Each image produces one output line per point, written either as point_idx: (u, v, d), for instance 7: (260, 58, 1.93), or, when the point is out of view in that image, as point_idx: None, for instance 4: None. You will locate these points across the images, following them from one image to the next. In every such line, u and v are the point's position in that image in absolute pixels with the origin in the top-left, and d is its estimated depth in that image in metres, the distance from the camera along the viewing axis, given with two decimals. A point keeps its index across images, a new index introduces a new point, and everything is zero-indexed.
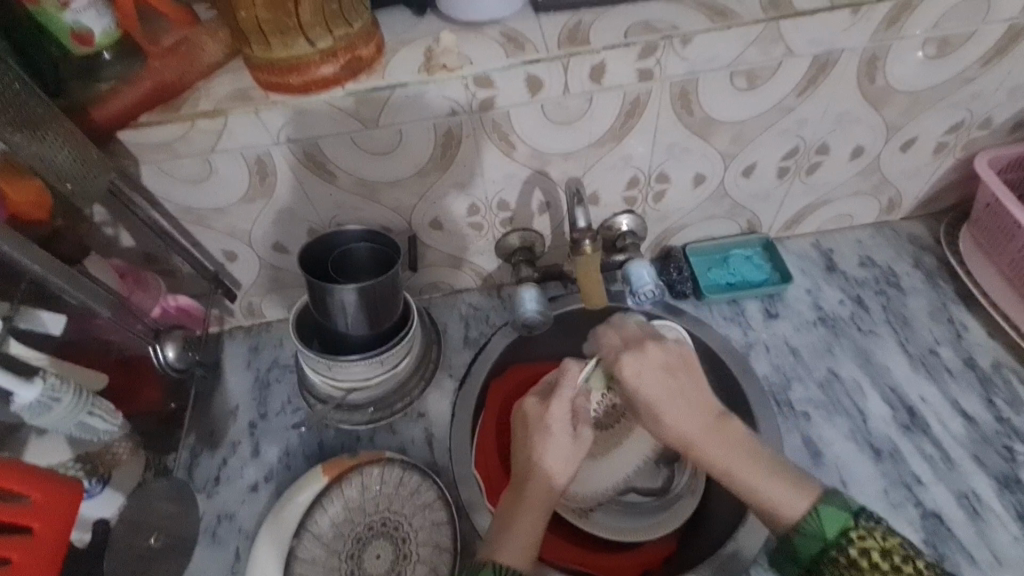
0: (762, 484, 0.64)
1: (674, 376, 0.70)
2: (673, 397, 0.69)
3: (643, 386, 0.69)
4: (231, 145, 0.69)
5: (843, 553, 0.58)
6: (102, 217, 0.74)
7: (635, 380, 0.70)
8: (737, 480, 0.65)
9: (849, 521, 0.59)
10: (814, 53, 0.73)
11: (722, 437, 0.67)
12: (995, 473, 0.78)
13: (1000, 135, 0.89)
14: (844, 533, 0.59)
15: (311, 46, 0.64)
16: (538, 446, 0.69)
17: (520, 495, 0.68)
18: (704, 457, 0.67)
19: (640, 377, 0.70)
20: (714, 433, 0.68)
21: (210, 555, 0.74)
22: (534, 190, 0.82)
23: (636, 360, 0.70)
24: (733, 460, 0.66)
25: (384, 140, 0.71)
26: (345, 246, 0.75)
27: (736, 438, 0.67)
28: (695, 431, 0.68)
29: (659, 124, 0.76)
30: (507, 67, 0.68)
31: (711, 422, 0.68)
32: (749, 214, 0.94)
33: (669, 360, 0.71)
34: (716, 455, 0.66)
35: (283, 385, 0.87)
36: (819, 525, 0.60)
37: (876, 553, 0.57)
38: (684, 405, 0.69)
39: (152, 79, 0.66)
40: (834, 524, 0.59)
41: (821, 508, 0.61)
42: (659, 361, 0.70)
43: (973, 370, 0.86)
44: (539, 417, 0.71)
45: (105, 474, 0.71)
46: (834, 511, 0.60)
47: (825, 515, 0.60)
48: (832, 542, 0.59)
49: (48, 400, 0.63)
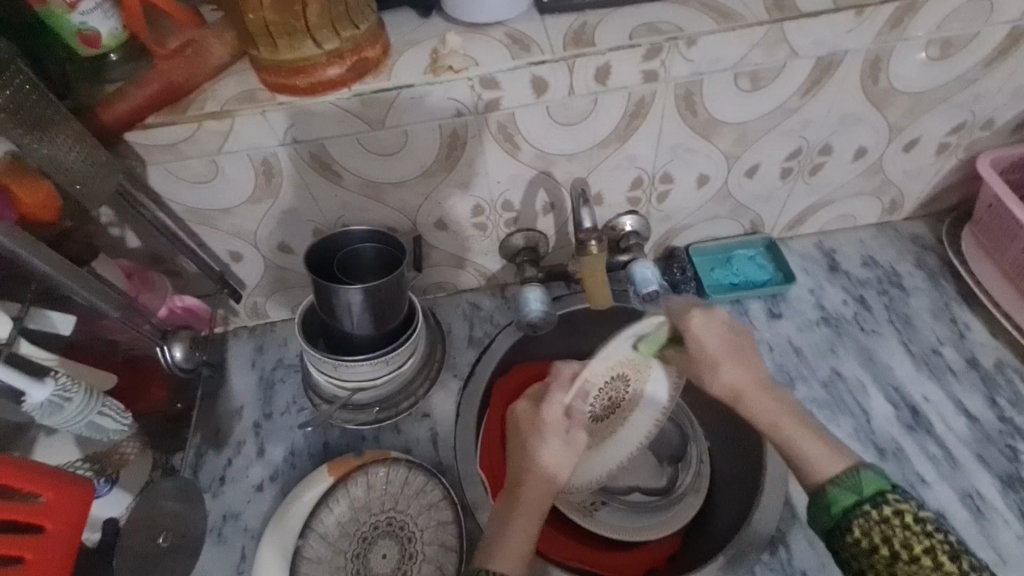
0: (802, 438, 0.64)
1: (738, 338, 0.70)
2: (729, 357, 0.69)
3: (708, 340, 0.69)
4: (237, 147, 0.69)
5: (877, 509, 0.56)
6: (108, 218, 0.75)
7: (699, 334, 0.69)
8: (787, 439, 0.65)
9: (887, 486, 0.57)
10: (818, 55, 0.73)
11: (776, 396, 0.68)
12: (998, 472, 0.78)
13: (1002, 136, 0.90)
14: (880, 494, 0.56)
15: (318, 48, 0.64)
16: (534, 450, 0.69)
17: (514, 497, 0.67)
18: (755, 413, 0.67)
19: (705, 331, 0.69)
20: (766, 389, 0.68)
21: (217, 554, 0.74)
22: (539, 191, 0.82)
23: (702, 315, 0.69)
24: (782, 416, 0.66)
25: (390, 141, 0.72)
26: (350, 246, 0.76)
27: (787, 401, 0.68)
28: (751, 385, 0.68)
29: (663, 124, 0.77)
30: (513, 69, 0.68)
31: (763, 381, 0.69)
32: (753, 215, 0.94)
33: (732, 325, 0.70)
34: (768, 412, 0.67)
35: (288, 384, 0.87)
36: (856, 483, 0.58)
37: (909, 515, 0.54)
38: (743, 362, 0.69)
39: (159, 81, 0.66)
40: (872, 484, 0.57)
41: (861, 469, 0.59)
42: (723, 322, 0.70)
43: (976, 369, 0.87)
44: (533, 421, 0.70)
45: (114, 474, 0.72)
46: (873, 475, 0.58)
47: (864, 476, 0.58)
48: (867, 498, 0.57)
49: (59, 399, 0.63)
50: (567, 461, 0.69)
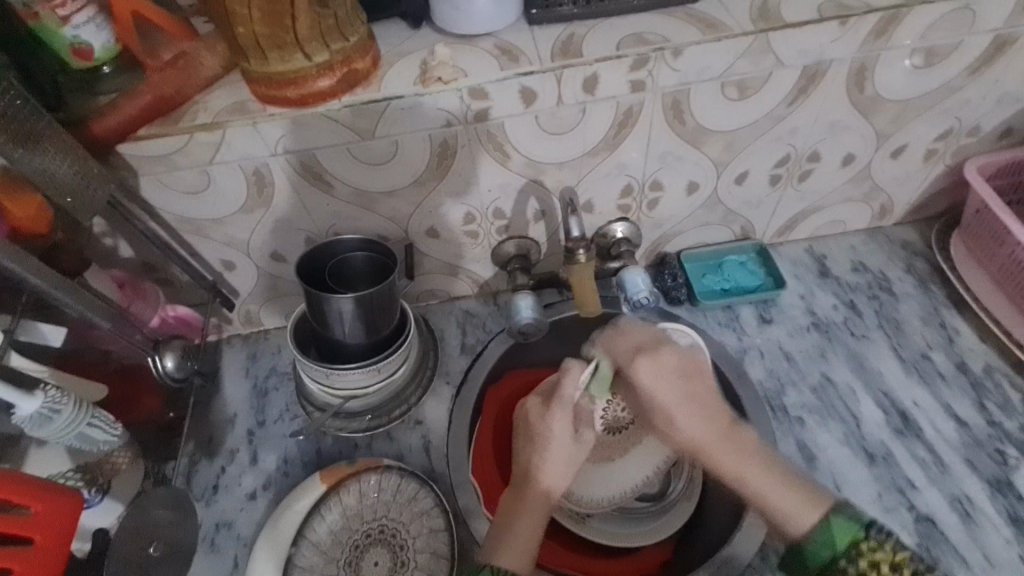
0: (754, 476, 0.66)
1: (690, 383, 0.72)
2: (686, 405, 0.72)
3: (660, 391, 0.72)
4: (228, 157, 0.70)
5: (852, 564, 0.57)
6: (101, 228, 0.75)
7: (650, 386, 0.72)
8: (749, 485, 0.66)
9: (860, 533, 0.58)
10: (803, 64, 0.74)
11: (735, 442, 0.69)
12: (987, 476, 0.79)
13: (989, 143, 0.91)
14: (853, 546, 0.58)
15: (309, 60, 0.65)
16: (541, 454, 0.71)
17: (522, 497, 0.69)
18: (715, 460, 0.69)
19: (655, 380, 0.72)
20: (725, 434, 0.69)
21: (209, 563, 0.74)
22: (530, 199, 0.83)
23: (650, 364, 0.72)
24: (746, 466, 0.67)
25: (380, 152, 0.72)
26: (342, 256, 0.76)
27: (747, 443, 0.69)
28: (710, 435, 0.70)
29: (652, 133, 0.77)
30: (501, 80, 0.69)
31: (723, 427, 0.70)
32: (743, 221, 0.95)
33: (683, 368, 0.73)
34: (726, 459, 0.68)
35: (281, 393, 0.88)
36: (831, 536, 0.59)
37: (884, 566, 0.56)
38: (699, 411, 0.71)
39: (152, 92, 0.67)
40: (845, 535, 0.59)
41: (833, 519, 0.60)
42: (674, 368, 0.73)
43: (965, 374, 0.87)
44: (540, 422, 0.73)
45: (105, 484, 0.72)
46: (845, 523, 0.59)
47: (837, 527, 0.59)
48: (842, 552, 0.58)
49: (49, 412, 0.63)
50: (568, 466, 0.72)
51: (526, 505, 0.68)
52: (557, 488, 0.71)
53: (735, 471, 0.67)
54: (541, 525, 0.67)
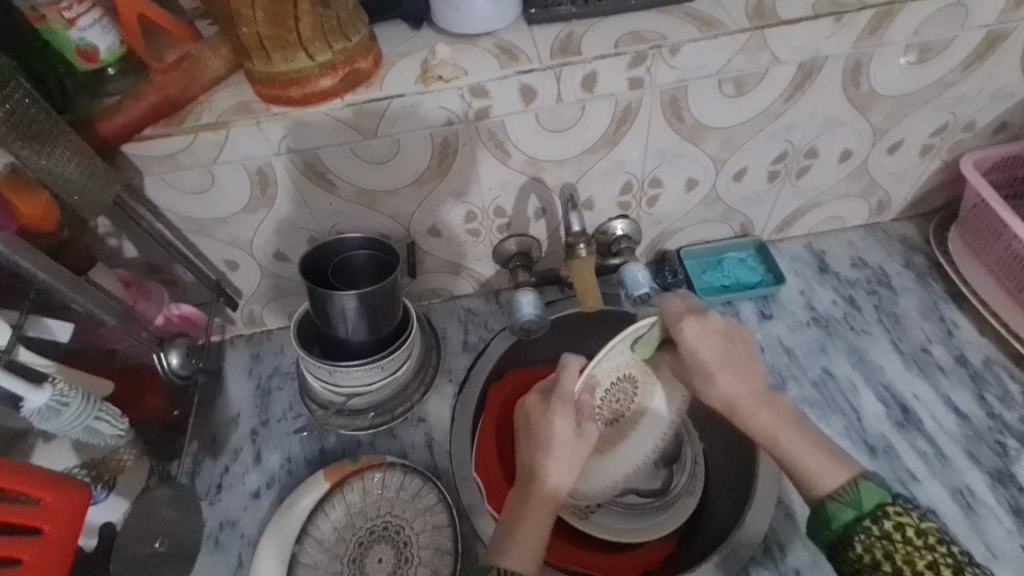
0: (791, 437, 0.68)
1: (731, 345, 0.73)
2: (724, 367, 0.72)
3: (703, 350, 0.72)
4: (232, 157, 0.71)
5: (877, 525, 0.58)
6: (106, 228, 0.76)
7: (693, 343, 0.71)
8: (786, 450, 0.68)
9: (887, 498, 0.59)
10: (799, 60, 0.75)
11: (772, 408, 0.70)
12: (988, 468, 0.79)
13: (985, 137, 0.91)
14: (881, 507, 0.59)
15: (311, 60, 0.65)
16: (545, 455, 0.71)
17: (528, 495, 0.69)
18: (755, 422, 0.70)
19: (698, 340, 0.72)
20: (764, 399, 0.71)
21: (214, 560, 0.75)
22: (530, 196, 0.84)
23: (696, 325, 0.71)
24: (785, 430, 0.69)
25: (382, 150, 0.73)
26: (345, 253, 0.77)
27: (784, 410, 0.71)
28: (748, 395, 0.71)
29: (650, 130, 0.78)
30: (502, 78, 0.69)
31: (762, 391, 0.71)
32: (742, 218, 0.96)
33: (727, 330, 0.73)
34: (765, 422, 0.69)
35: (284, 392, 0.88)
36: (857, 496, 0.60)
37: (911, 529, 0.57)
38: (739, 374, 0.72)
39: (156, 94, 0.67)
40: (872, 498, 0.60)
41: (861, 482, 0.61)
42: (716, 330, 0.72)
43: (965, 367, 0.88)
44: (541, 421, 0.73)
45: (110, 481, 0.73)
46: (873, 488, 0.60)
47: (864, 489, 0.60)
48: (867, 513, 0.59)
49: (57, 405, 0.63)
50: (573, 463, 0.71)
51: (530, 508, 0.68)
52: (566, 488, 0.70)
53: (772, 435, 0.69)
54: (550, 521, 0.68)
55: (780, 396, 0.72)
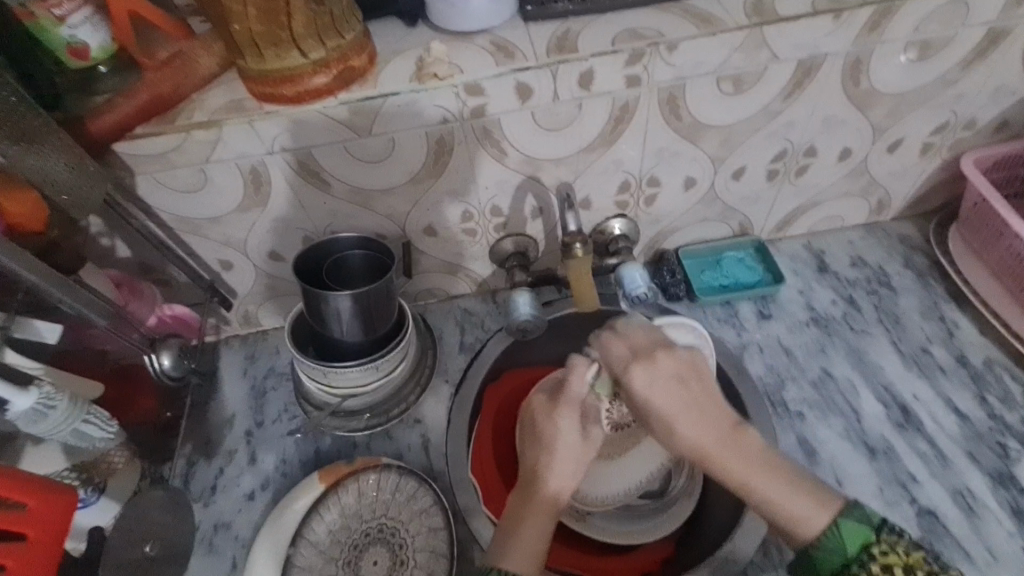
0: (763, 483, 0.63)
1: (686, 387, 0.68)
2: (682, 411, 0.67)
3: (657, 398, 0.67)
4: (225, 156, 0.70)
5: (865, 569, 0.57)
6: (98, 227, 0.75)
7: (646, 393, 0.68)
8: (761, 496, 0.63)
9: (871, 536, 0.58)
10: (798, 58, 0.74)
11: (739, 447, 0.65)
12: (988, 470, 0.79)
13: (986, 136, 0.91)
14: (865, 550, 0.58)
15: (304, 57, 0.65)
16: (550, 455, 0.70)
17: (529, 499, 0.68)
18: (726, 469, 0.65)
19: (650, 387, 0.68)
20: (730, 441, 0.66)
21: (208, 563, 0.74)
22: (526, 195, 0.83)
23: (644, 373, 0.68)
24: (756, 473, 0.64)
25: (377, 149, 0.72)
26: (340, 253, 0.76)
27: (751, 449, 0.65)
28: (713, 441, 0.66)
29: (648, 128, 0.77)
30: (498, 76, 0.69)
31: (726, 431, 0.66)
32: (741, 217, 0.95)
33: (680, 372, 0.68)
34: (733, 466, 0.64)
35: (279, 393, 0.87)
36: (840, 541, 0.59)
37: (899, 569, 0.56)
38: (699, 418, 0.67)
39: (149, 91, 0.67)
40: (856, 539, 0.59)
41: (841, 522, 0.60)
42: (671, 371, 0.68)
43: (965, 368, 0.87)
44: (547, 422, 0.72)
45: (101, 483, 0.72)
46: (856, 526, 0.59)
47: (846, 529, 0.59)
48: (853, 559, 0.58)
49: (43, 408, 0.63)
50: (578, 465, 0.70)
51: (533, 508, 0.67)
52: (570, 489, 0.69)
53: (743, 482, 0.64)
54: (551, 526, 0.67)
55: (748, 432, 0.67)
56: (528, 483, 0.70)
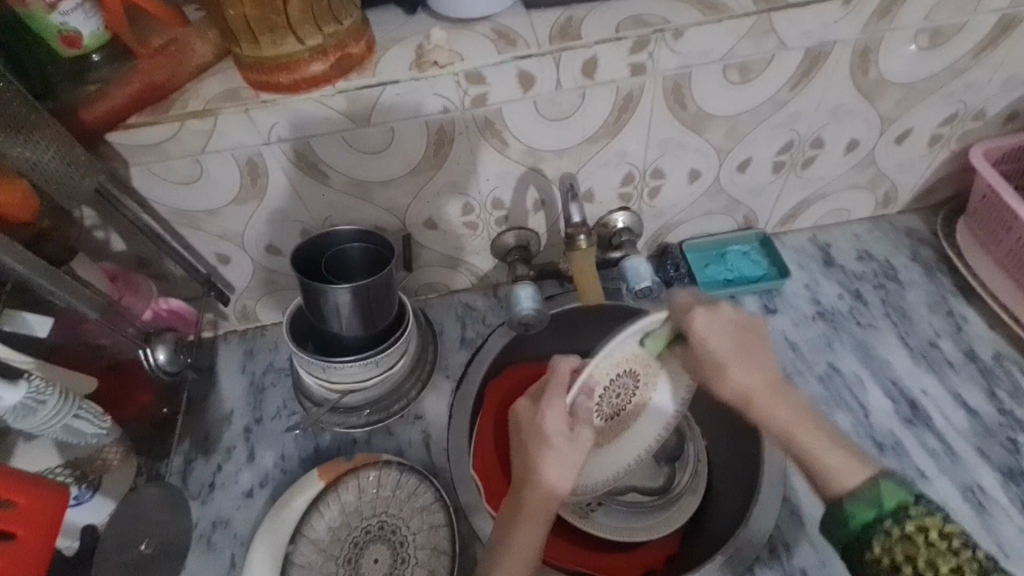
0: (813, 439, 0.65)
1: (743, 336, 0.69)
2: (734, 359, 0.68)
3: (712, 343, 0.67)
4: (221, 147, 0.69)
5: (898, 527, 0.56)
6: (92, 220, 0.74)
7: (706, 337, 0.67)
8: (800, 443, 0.65)
9: (909, 500, 0.58)
10: (806, 46, 0.72)
11: (786, 401, 0.67)
12: (999, 466, 0.77)
13: (995, 126, 0.89)
14: (902, 509, 0.57)
15: (301, 44, 0.63)
16: (539, 457, 0.68)
17: (519, 499, 0.67)
18: (767, 413, 0.67)
19: (710, 331, 0.67)
20: (775, 389, 0.68)
21: (206, 561, 0.73)
22: (528, 187, 0.81)
23: (707, 318, 0.66)
24: (794, 419, 0.66)
25: (375, 139, 0.71)
26: (339, 247, 0.75)
27: (796, 400, 0.68)
28: (759, 386, 0.68)
29: (653, 118, 0.76)
30: (499, 63, 0.67)
31: (774, 383, 0.68)
32: (746, 210, 0.94)
33: (739, 321, 0.69)
34: (779, 415, 0.67)
35: (278, 389, 0.86)
36: (877, 495, 0.58)
37: (933, 532, 0.55)
38: (750, 363, 0.68)
39: (141, 80, 0.65)
40: (892, 497, 0.58)
41: (882, 481, 0.59)
42: (729, 321, 0.68)
43: (974, 362, 0.86)
44: (534, 420, 0.69)
45: (95, 480, 0.71)
46: (894, 487, 0.59)
47: (885, 489, 0.59)
48: (888, 513, 0.57)
49: (33, 402, 0.62)
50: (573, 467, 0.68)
51: (526, 513, 0.66)
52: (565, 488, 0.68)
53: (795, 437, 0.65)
54: (543, 532, 0.66)
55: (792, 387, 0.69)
56: (518, 485, 0.68)
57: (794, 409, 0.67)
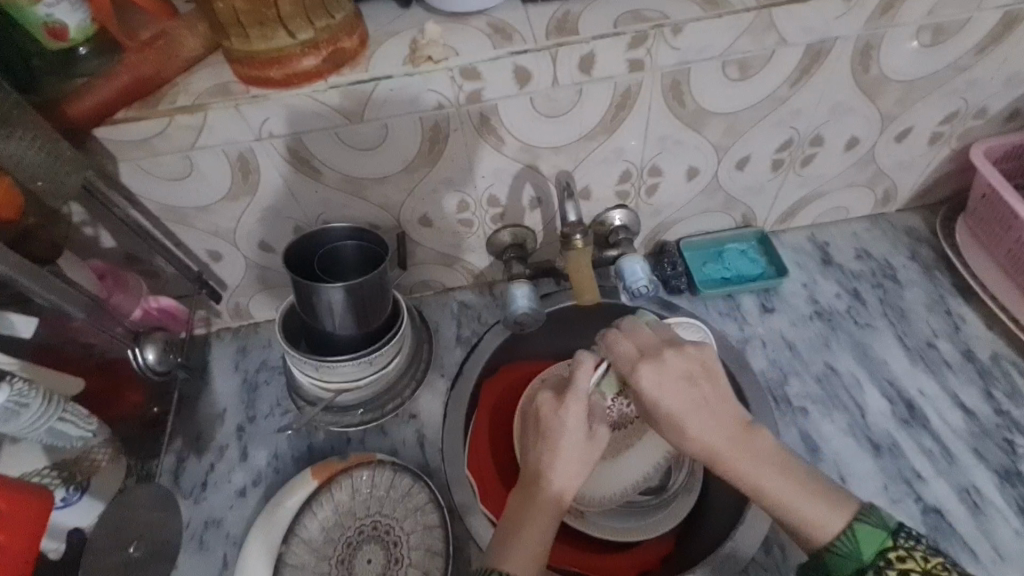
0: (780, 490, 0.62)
1: (697, 386, 0.67)
2: (693, 411, 0.66)
3: (665, 398, 0.66)
4: (211, 142, 0.67)
5: (882, 573, 0.57)
6: (81, 217, 0.73)
7: (655, 393, 0.67)
8: (771, 496, 0.63)
9: (888, 541, 0.58)
10: (807, 42, 0.71)
11: (750, 450, 0.65)
12: (995, 467, 0.77)
13: (997, 125, 0.88)
14: (882, 553, 0.58)
15: (292, 39, 0.62)
16: (552, 454, 0.67)
17: (531, 498, 0.66)
18: (736, 467, 0.64)
19: (658, 386, 0.67)
20: (741, 441, 0.65)
21: (198, 561, 0.72)
22: (525, 185, 0.80)
23: (652, 372, 0.67)
24: (763, 472, 0.63)
25: (369, 136, 0.70)
26: (332, 244, 0.74)
27: (765, 450, 0.65)
28: (722, 442, 0.65)
29: (650, 114, 0.75)
30: (495, 59, 0.66)
31: (738, 432, 0.65)
32: (744, 208, 0.93)
33: (690, 372, 0.67)
34: (747, 469, 0.64)
35: (271, 387, 0.85)
36: (856, 544, 0.59)
37: (915, 575, 0.56)
38: (710, 417, 0.66)
39: (129, 73, 0.64)
40: (872, 542, 0.59)
41: (859, 525, 0.60)
42: (680, 370, 0.67)
43: (972, 363, 0.85)
44: (551, 417, 0.69)
45: (84, 482, 0.70)
46: (871, 530, 0.59)
47: (862, 535, 0.59)
48: (869, 562, 0.58)
49: (15, 406, 0.61)
50: (583, 464, 0.67)
51: (537, 507, 0.65)
52: (574, 489, 0.67)
53: (765, 488, 0.63)
54: (553, 528, 0.65)
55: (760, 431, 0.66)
56: (530, 482, 0.67)
57: (766, 453, 0.64)
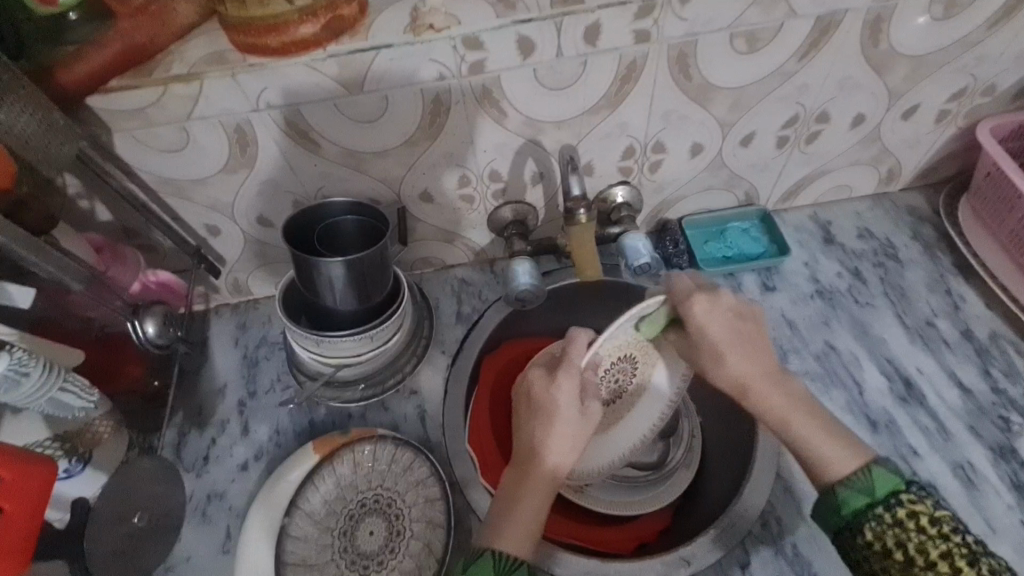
0: (804, 421, 0.64)
1: (743, 322, 0.68)
2: (733, 345, 0.67)
3: (712, 327, 0.67)
4: (207, 113, 0.66)
5: (890, 512, 0.55)
6: (77, 189, 0.71)
7: (703, 322, 0.67)
8: (796, 434, 0.64)
9: (901, 486, 0.56)
10: (816, 14, 0.70)
11: (786, 390, 0.66)
12: (990, 443, 0.77)
13: (1004, 102, 0.87)
14: (894, 495, 0.56)
15: (289, 3, 0.60)
16: (542, 430, 0.67)
17: (525, 476, 0.65)
18: (765, 402, 0.66)
19: (710, 316, 0.67)
20: (776, 378, 0.67)
21: (201, 533, 0.72)
22: (526, 160, 0.79)
23: (706, 304, 0.67)
24: (790, 408, 0.65)
25: (369, 108, 0.68)
26: (333, 219, 0.73)
27: (796, 389, 0.67)
28: (757, 370, 0.67)
29: (656, 89, 0.74)
30: (498, 28, 0.65)
31: (773, 371, 0.67)
32: (747, 185, 0.92)
33: (739, 308, 0.68)
34: (776, 403, 0.65)
35: (272, 363, 0.85)
36: (870, 483, 0.57)
37: (924, 517, 0.54)
38: (747, 351, 0.67)
39: (121, 41, 0.62)
40: (885, 485, 0.57)
41: (874, 467, 0.58)
42: (731, 307, 0.68)
43: (970, 341, 0.85)
44: (545, 396, 0.68)
45: (86, 454, 0.68)
46: (887, 474, 0.57)
47: (877, 476, 0.57)
48: (880, 500, 0.56)
49: (15, 375, 0.60)
50: (574, 442, 0.67)
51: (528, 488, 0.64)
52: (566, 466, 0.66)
53: (781, 414, 0.65)
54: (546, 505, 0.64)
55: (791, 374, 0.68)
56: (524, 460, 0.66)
57: (790, 398, 0.65)
